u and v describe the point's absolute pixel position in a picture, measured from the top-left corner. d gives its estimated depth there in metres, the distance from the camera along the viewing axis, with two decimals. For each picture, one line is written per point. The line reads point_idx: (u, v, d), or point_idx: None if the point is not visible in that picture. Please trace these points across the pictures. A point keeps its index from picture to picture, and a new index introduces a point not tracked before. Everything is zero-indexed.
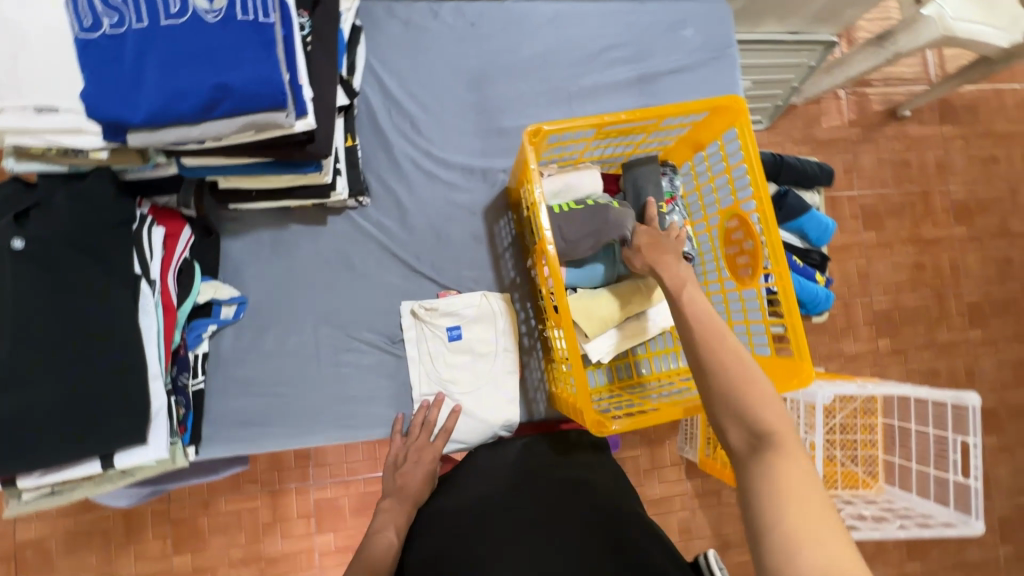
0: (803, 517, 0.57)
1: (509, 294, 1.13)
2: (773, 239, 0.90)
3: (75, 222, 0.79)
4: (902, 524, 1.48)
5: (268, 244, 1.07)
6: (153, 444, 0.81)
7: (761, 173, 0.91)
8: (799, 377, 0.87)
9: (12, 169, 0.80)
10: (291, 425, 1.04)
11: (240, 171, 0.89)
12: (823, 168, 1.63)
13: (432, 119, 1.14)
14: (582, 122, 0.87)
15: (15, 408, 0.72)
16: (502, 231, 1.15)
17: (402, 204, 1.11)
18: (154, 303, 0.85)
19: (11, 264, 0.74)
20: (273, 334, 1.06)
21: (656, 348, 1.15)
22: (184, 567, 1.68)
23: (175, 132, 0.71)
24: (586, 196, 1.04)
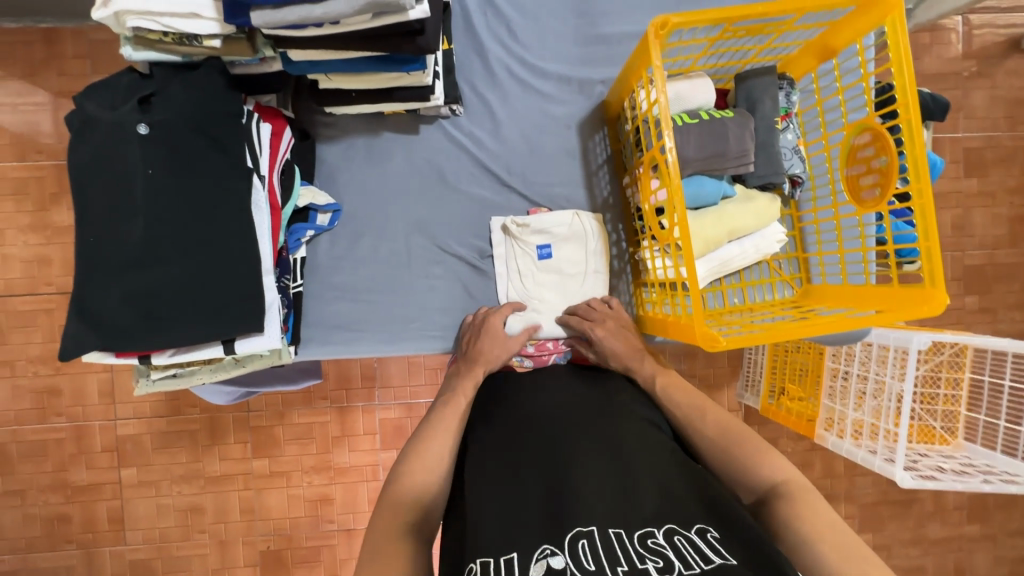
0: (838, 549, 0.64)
1: (601, 214, 1.09)
2: (916, 152, 0.80)
3: (192, 112, 0.79)
4: (986, 478, 1.41)
5: (361, 150, 1.06)
6: (269, 333, 0.83)
7: (912, 76, 0.80)
8: (931, 305, 0.80)
9: (129, 59, 0.81)
10: (382, 332, 1.06)
11: (345, 67, 0.87)
12: (937, 100, 1.47)
13: (529, 23, 1.07)
14: (713, 14, 0.78)
15: (153, 287, 0.75)
16: (597, 146, 1.09)
17: (495, 114, 1.07)
18: (264, 199, 0.85)
19: (141, 149, 0.75)
20: (366, 242, 1.07)
21: (751, 279, 1.10)
22: (263, 469, 1.82)
23: (298, 11, 0.69)
24: (696, 107, 0.96)
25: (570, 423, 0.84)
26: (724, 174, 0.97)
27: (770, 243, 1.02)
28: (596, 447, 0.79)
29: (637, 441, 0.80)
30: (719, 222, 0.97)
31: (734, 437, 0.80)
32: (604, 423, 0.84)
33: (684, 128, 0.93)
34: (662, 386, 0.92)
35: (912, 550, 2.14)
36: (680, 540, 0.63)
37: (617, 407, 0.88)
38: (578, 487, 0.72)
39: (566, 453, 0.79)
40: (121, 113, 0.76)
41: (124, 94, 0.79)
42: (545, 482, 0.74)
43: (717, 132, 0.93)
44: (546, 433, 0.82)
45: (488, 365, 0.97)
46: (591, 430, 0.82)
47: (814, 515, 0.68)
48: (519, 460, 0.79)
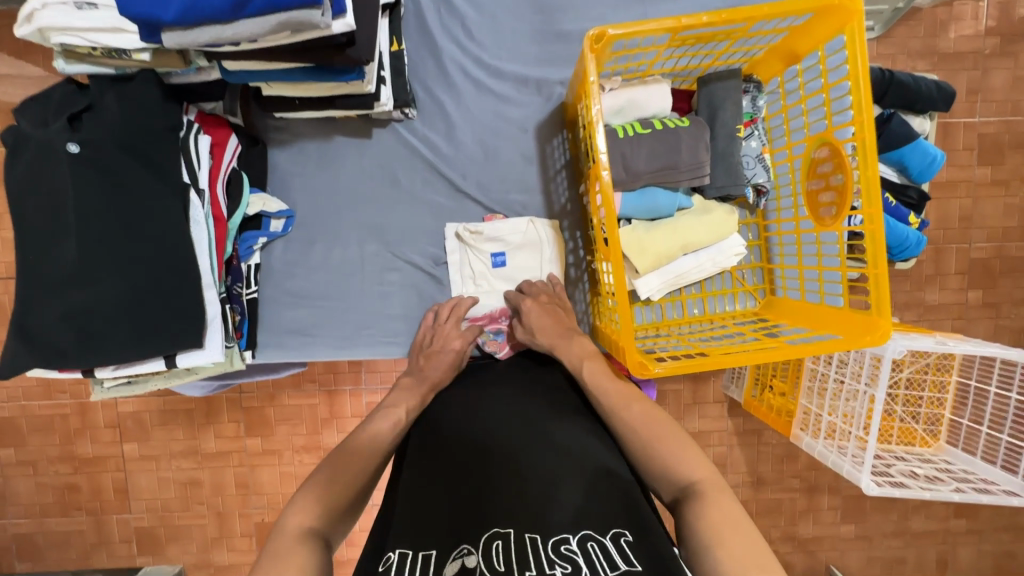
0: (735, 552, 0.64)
1: (558, 221, 1.07)
2: (869, 172, 0.77)
3: (122, 130, 0.78)
4: (957, 487, 1.39)
5: (313, 155, 1.04)
6: (210, 347, 0.85)
7: (869, 91, 0.75)
8: (874, 335, 0.76)
9: (63, 72, 0.80)
10: (337, 337, 1.08)
11: (282, 78, 0.85)
12: (943, 89, 1.36)
13: (484, 20, 1.02)
14: (655, 24, 0.74)
15: (87, 305, 0.77)
16: (555, 151, 1.06)
17: (450, 117, 1.04)
18: (204, 214, 0.86)
19: (69, 168, 0.75)
20: (319, 248, 1.07)
21: (712, 289, 1.08)
22: (255, 448, 1.89)
23: (209, 33, 0.67)
24: (652, 115, 0.92)
25: (508, 423, 0.83)
26: (679, 186, 0.93)
27: (728, 257, 0.99)
28: (537, 446, 0.78)
29: (580, 443, 0.79)
30: (674, 234, 0.94)
31: (658, 432, 0.79)
32: (549, 423, 0.83)
33: (634, 139, 0.89)
34: (589, 373, 0.89)
35: (894, 541, 2.14)
36: (592, 546, 0.62)
37: (564, 411, 0.87)
38: (508, 486, 0.72)
39: (502, 453, 0.77)
40: (50, 132, 0.76)
41: (57, 109, 0.79)
42: (478, 481, 0.74)
43: (668, 143, 0.89)
44: (480, 433, 0.81)
45: (435, 384, 0.93)
46: (536, 431, 0.81)
47: (720, 518, 0.68)
48: (460, 458, 0.78)
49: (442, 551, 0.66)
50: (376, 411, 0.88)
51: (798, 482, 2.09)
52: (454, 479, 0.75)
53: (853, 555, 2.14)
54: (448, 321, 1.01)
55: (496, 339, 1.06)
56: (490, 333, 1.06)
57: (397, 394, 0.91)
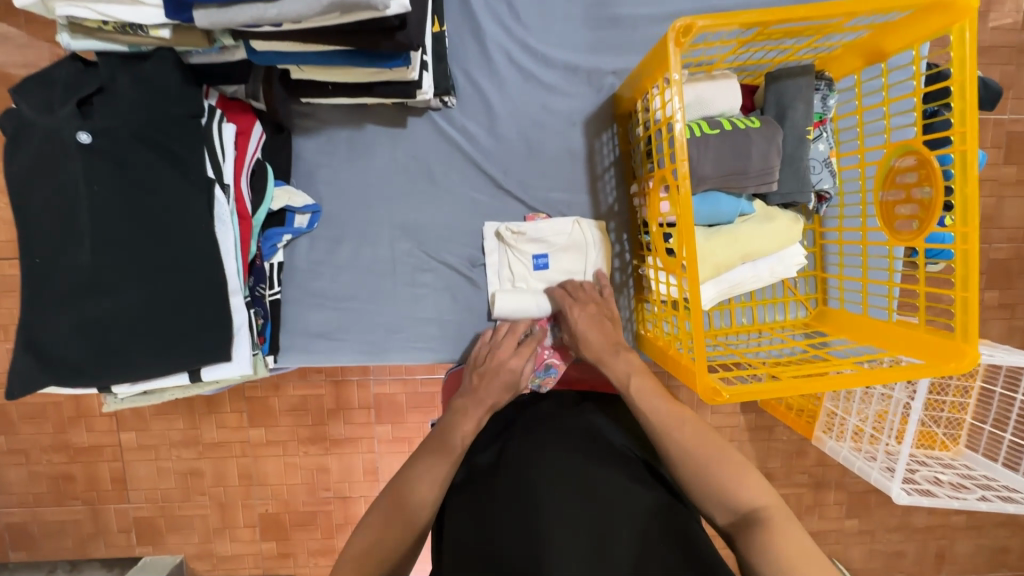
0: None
1: (605, 222, 1.00)
2: (966, 191, 0.71)
3: (139, 117, 0.69)
4: (982, 495, 1.38)
5: (342, 145, 0.96)
6: (237, 359, 0.78)
7: (974, 101, 0.69)
8: (961, 362, 0.72)
9: (69, 48, 0.70)
10: (365, 342, 1.01)
11: (317, 61, 0.76)
12: (989, 87, 1.30)
13: (533, 1, 0.93)
14: (746, 16, 0.66)
15: (105, 317, 0.69)
16: (604, 147, 0.98)
17: (491, 107, 0.96)
18: (229, 211, 0.77)
19: (82, 162, 0.67)
20: (348, 247, 0.99)
21: (763, 297, 1.02)
22: (259, 439, 1.82)
23: (251, 11, 0.58)
24: (720, 113, 0.85)
25: (538, 457, 0.76)
26: (743, 192, 0.87)
27: (788, 268, 0.93)
28: (582, 479, 0.72)
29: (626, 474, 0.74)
30: (734, 241, 0.88)
31: (709, 452, 0.71)
32: (591, 450, 0.77)
33: (702, 140, 0.82)
34: (635, 388, 0.81)
35: (896, 535, 2.17)
36: None
37: (604, 434, 0.81)
38: (560, 531, 0.66)
39: (540, 499, 0.70)
40: (58, 119, 0.67)
41: (63, 92, 0.69)
42: (525, 520, 0.68)
43: (739, 145, 0.82)
44: (512, 477, 0.74)
45: (492, 405, 0.83)
46: (579, 460, 0.75)
47: (786, 545, 0.63)
48: (501, 494, 0.72)
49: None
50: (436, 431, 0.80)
51: (807, 478, 2.10)
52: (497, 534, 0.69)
53: (856, 549, 2.16)
54: (506, 338, 0.92)
55: (550, 376, 0.95)
56: (541, 372, 0.95)
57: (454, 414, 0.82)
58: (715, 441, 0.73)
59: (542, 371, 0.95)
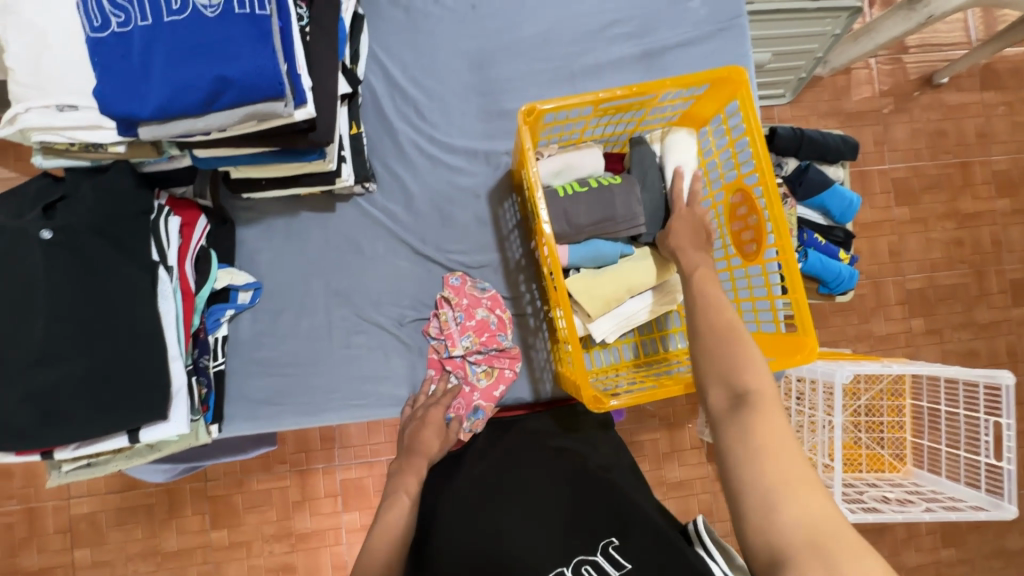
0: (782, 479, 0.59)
1: (514, 276, 1.14)
2: (776, 210, 0.88)
3: (94, 216, 0.83)
4: (928, 506, 1.42)
5: (280, 230, 1.11)
6: (175, 420, 0.86)
7: (763, 144, 0.89)
8: (802, 353, 0.84)
9: (41, 166, 0.86)
10: (304, 403, 1.09)
11: (250, 161, 0.93)
12: (847, 141, 1.52)
13: (435, 103, 1.15)
14: (577, 99, 0.87)
15: (50, 388, 0.78)
16: (506, 213, 1.16)
17: (407, 188, 1.14)
18: (172, 288, 0.90)
19: (43, 254, 0.80)
20: (288, 317, 1.10)
21: (662, 328, 1.14)
22: (222, 541, 1.77)
23: (182, 125, 0.75)
24: (587, 175, 1.04)
25: (484, 476, 0.93)
26: (619, 236, 1.03)
27: (670, 297, 1.07)
28: (505, 486, 0.89)
29: (538, 472, 0.91)
30: (618, 281, 1.02)
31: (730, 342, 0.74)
32: (508, 467, 0.94)
33: (573, 196, 0.99)
34: (697, 277, 0.85)
35: None
36: (587, 569, 0.74)
37: (519, 450, 0.98)
38: (506, 541, 0.80)
39: (483, 496, 0.88)
40: (25, 221, 0.81)
41: (33, 200, 0.84)
42: (482, 531, 0.82)
43: (605, 198, 0.99)
44: (471, 492, 0.90)
45: (429, 457, 0.95)
46: (496, 474, 0.93)
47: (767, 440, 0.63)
48: (457, 509, 0.88)
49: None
50: (381, 509, 0.87)
51: None
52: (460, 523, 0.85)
53: None
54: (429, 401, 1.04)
55: (478, 418, 1.06)
56: (470, 414, 1.06)
57: (396, 478, 0.93)
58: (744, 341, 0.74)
59: (471, 412, 1.06)
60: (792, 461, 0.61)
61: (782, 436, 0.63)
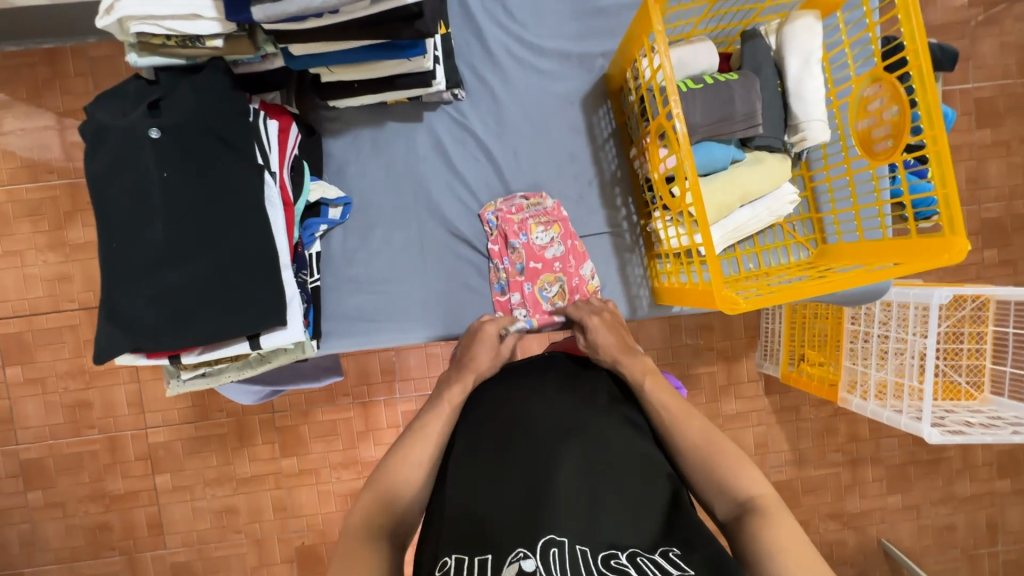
0: (802, 566, 0.63)
1: (610, 189, 1.09)
2: (930, 96, 0.79)
3: (201, 114, 0.80)
4: (1015, 429, 1.38)
5: (367, 141, 1.06)
6: (292, 327, 0.85)
7: (919, 20, 0.79)
8: (952, 252, 0.79)
9: (135, 66, 0.82)
10: (399, 319, 1.08)
11: (346, 60, 0.88)
12: (946, 49, 1.36)
13: (525, 0, 1.06)
14: None
15: (175, 290, 0.77)
16: (602, 121, 1.09)
17: (497, 96, 1.07)
18: (277, 195, 0.86)
19: (155, 153, 0.77)
20: (379, 232, 1.07)
21: (765, 243, 1.10)
22: (292, 468, 1.81)
23: (297, 2, 0.68)
24: (700, 72, 0.96)
25: (559, 423, 0.84)
26: (732, 138, 0.96)
27: (784, 206, 1.01)
28: (574, 442, 0.81)
29: (617, 431, 0.83)
30: (732, 186, 0.97)
31: (716, 446, 0.77)
32: (586, 414, 0.85)
33: (689, 94, 0.92)
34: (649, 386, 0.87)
35: (942, 509, 2.11)
36: (642, 561, 0.65)
37: (603, 399, 0.89)
38: (551, 494, 0.75)
39: (543, 436, 0.82)
40: (132, 119, 0.77)
41: (134, 99, 0.81)
42: (522, 482, 0.77)
43: (722, 95, 0.92)
44: (541, 438, 0.82)
45: (479, 373, 0.93)
46: (571, 415, 0.85)
47: (782, 534, 0.66)
48: (501, 455, 0.82)
49: (501, 550, 0.69)
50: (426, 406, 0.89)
51: (841, 456, 2.07)
52: (506, 460, 0.81)
53: (903, 527, 2.10)
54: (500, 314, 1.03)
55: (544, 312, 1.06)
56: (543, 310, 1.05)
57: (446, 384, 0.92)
58: (723, 440, 0.78)
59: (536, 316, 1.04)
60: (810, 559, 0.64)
61: (798, 542, 0.66)
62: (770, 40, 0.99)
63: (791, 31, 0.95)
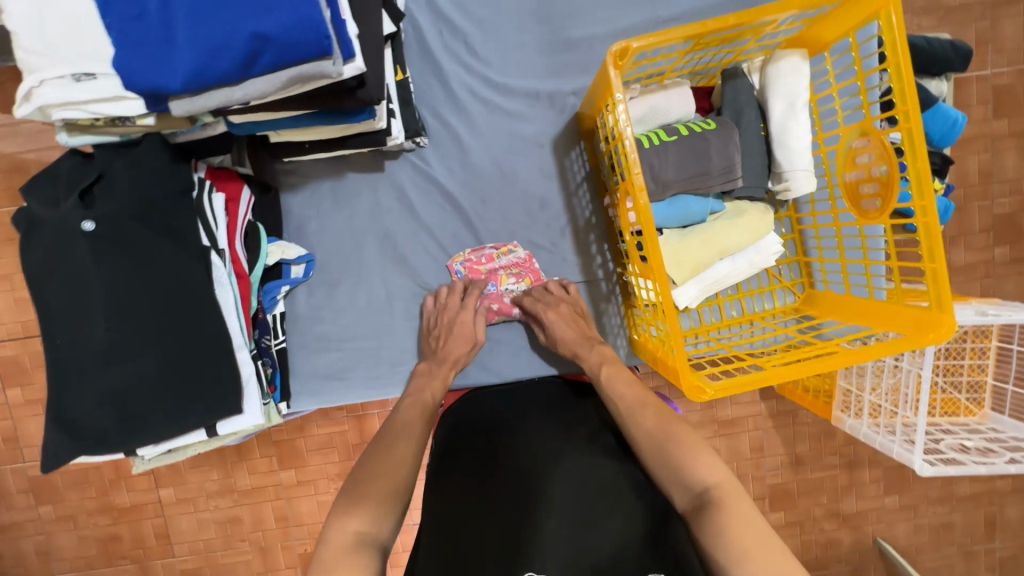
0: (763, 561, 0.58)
1: (583, 237, 1.04)
2: (919, 163, 0.73)
3: (137, 201, 0.75)
4: (1012, 458, 1.33)
5: (326, 196, 1.02)
6: (249, 410, 0.83)
7: (911, 78, 0.72)
8: (938, 331, 0.74)
9: (67, 144, 0.77)
10: (369, 377, 1.05)
11: (291, 125, 0.81)
12: (958, 48, 1.19)
13: (488, 37, 0.98)
14: (677, 32, 0.73)
15: (121, 387, 0.75)
16: (574, 164, 1.03)
17: (462, 141, 1.01)
18: (227, 274, 0.83)
19: (88, 247, 0.73)
20: (344, 288, 1.04)
21: (749, 288, 1.04)
22: (291, 480, 1.66)
23: (218, 96, 0.63)
24: (675, 119, 0.90)
25: (541, 447, 0.79)
26: (710, 192, 0.90)
27: (767, 257, 0.95)
28: (557, 462, 0.76)
29: (602, 461, 0.77)
30: (712, 241, 0.91)
31: (669, 436, 0.72)
32: (573, 445, 0.79)
33: (661, 147, 0.86)
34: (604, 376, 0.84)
35: (940, 508, 1.86)
36: None
37: (588, 429, 0.84)
38: (535, 522, 0.70)
39: (527, 459, 0.78)
40: (63, 212, 0.73)
41: (68, 185, 0.76)
42: (505, 510, 0.72)
43: (697, 148, 0.85)
44: (523, 467, 0.77)
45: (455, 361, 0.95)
46: (554, 445, 0.79)
47: (739, 527, 0.61)
48: (483, 484, 0.77)
49: None
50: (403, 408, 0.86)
51: (838, 458, 1.83)
52: (487, 491, 0.76)
53: (900, 526, 1.85)
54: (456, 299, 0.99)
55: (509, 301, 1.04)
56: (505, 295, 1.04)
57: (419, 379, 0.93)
58: (680, 429, 0.73)
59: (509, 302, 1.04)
60: (773, 553, 0.59)
61: (758, 531, 0.61)
62: (753, 79, 0.91)
63: (774, 73, 0.87)
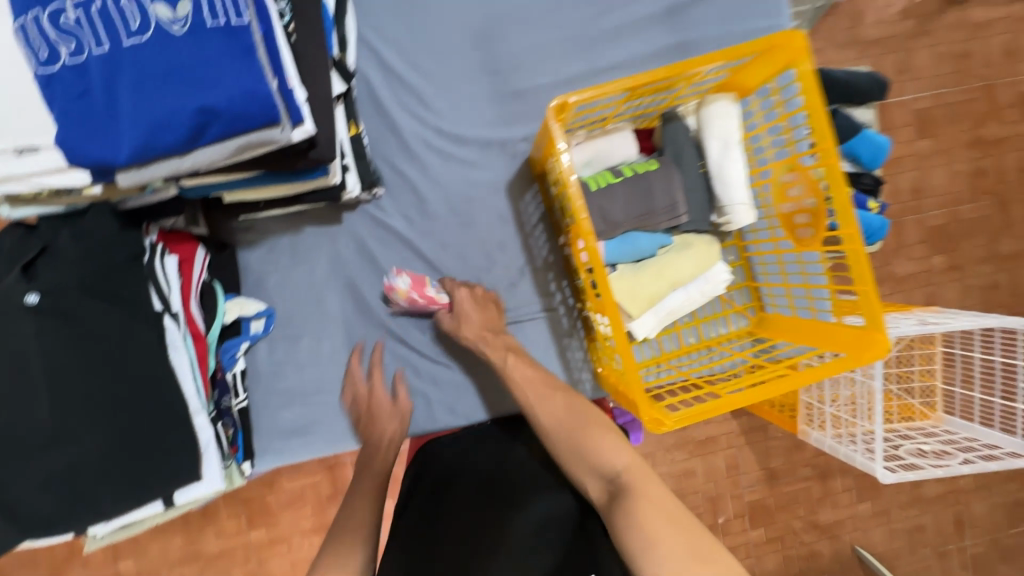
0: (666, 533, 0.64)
1: (542, 275, 1.07)
2: (843, 195, 0.79)
3: (85, 271, 0.74)
4: (964, 458, 1.35)
5: (284, 251, 1.02)
6: (207, 476, 0.81)
7: (827, 120, 0.79)
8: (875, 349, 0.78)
9: (10, 216, 0.76)
10: (335, 429, 1.03)
11: (243, 185, 0.82)
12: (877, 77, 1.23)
13: (440, 90, 1.02)
14: (612, 87, 0.79)
15: (67, 465, 0.72)
16: (529, 206, 1.06)
17: (418, 189, 1.03)
18: (182, 336, 0.82)
19: (32, 322, 0.71)
20: (305, 342, 1.03)
21: (704, 315, 1.08)
22: (262, 539, 1.53)
23: (166, 166, 0.65)
24: (619, 161, 0.96)
25: (484, 496, 0.82)
26: (658, 228, 0.95)
27: (716, 286, 0.98)
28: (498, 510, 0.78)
29: (546, 498, 0.79)
30: (659, 275, 0.95)
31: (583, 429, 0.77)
32: (518, 489, 0.82)
33: (608, 189, 0.91)
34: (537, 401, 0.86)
35: (911, 510, 1.88)
36: None
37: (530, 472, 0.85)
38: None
39: (470, 513, 0.80)
40: (6, 287, 0.72)
41: (12, 259, 0.75)
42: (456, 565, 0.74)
43: (642, 189, 0.91)
44: (469, 522, 0.79)
45: (390, 437, 0.96)
46: (497, 493, 0.82)
47: (645, 504, 0.67)
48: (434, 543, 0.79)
49: None
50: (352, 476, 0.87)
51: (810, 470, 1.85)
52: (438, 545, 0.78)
53: (875, 533, 1.87)
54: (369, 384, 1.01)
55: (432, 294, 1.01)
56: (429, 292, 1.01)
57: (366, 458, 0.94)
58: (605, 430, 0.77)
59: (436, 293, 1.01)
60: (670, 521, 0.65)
61: (662, 504, 0.67)
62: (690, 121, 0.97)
63: (707, 116, 0.93)
